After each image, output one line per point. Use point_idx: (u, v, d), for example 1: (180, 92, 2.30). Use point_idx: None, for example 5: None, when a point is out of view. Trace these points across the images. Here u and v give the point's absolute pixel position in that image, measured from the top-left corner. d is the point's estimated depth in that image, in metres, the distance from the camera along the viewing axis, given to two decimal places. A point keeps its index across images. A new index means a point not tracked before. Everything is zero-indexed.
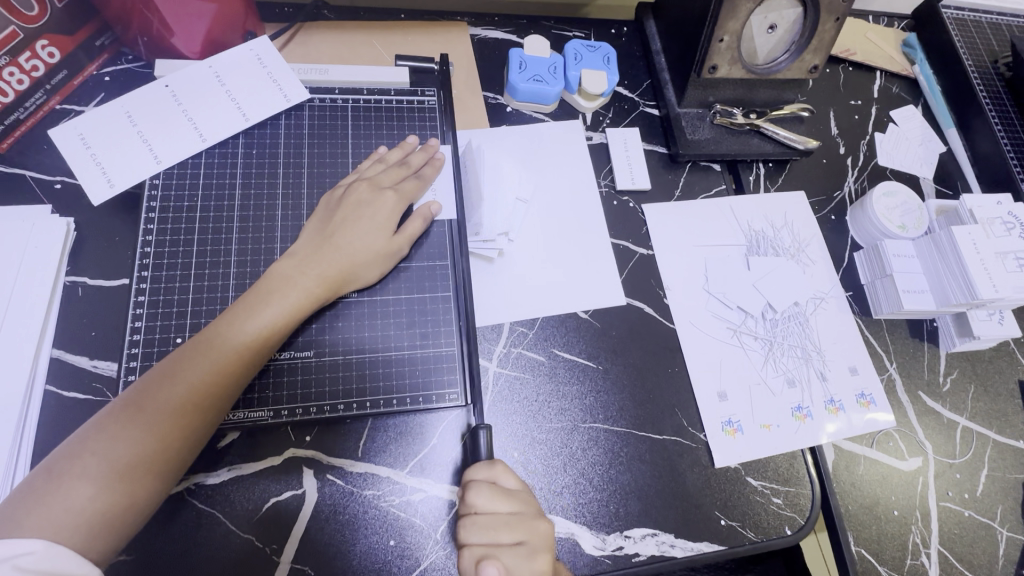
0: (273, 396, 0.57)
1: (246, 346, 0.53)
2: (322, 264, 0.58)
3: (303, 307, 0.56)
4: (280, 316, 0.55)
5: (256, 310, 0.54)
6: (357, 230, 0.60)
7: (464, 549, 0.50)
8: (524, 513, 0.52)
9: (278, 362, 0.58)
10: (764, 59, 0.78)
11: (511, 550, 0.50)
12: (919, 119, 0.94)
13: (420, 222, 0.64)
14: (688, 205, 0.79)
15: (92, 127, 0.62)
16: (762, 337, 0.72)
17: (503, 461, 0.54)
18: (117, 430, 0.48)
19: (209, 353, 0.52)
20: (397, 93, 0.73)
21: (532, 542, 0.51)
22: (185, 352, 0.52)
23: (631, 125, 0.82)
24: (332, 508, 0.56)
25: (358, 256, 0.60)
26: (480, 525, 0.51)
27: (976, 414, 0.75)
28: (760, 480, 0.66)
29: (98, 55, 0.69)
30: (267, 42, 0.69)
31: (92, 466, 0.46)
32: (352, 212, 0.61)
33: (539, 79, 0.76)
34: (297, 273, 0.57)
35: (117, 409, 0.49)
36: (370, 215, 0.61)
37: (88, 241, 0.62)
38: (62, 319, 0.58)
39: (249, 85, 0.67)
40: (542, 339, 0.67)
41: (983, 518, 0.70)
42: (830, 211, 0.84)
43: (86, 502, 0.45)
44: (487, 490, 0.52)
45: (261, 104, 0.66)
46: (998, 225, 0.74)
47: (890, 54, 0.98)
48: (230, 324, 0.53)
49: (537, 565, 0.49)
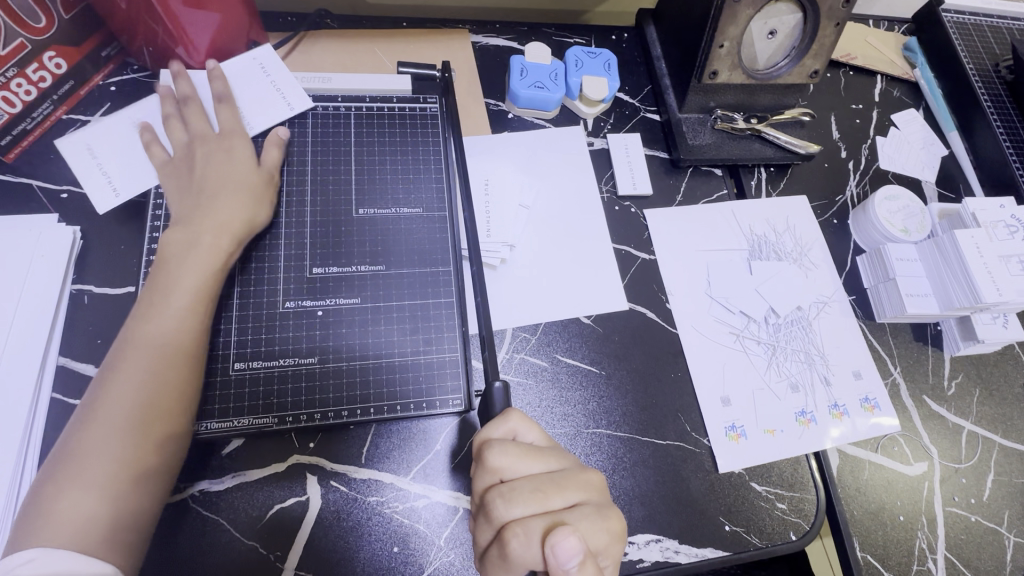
0: (224, 396, 0.56)
1: (172, 330, 0.53)
2: (219, 228, 0.58)
3: (215, 270, 0.57)
4: (195, 292, 0.55)
5: (171, 292, 0.55)
6: (221, 166, 0.61)
7: (513, 524, 0.42)
8: (565, 468, 0.46)
9: (222, 370, 0.57)
10: (764, 65, 0.79)
11: (571, 511, 0.44)
12: (920, 122, 0.94)
13: (276, 149, 0.65)
14: (690, 210, 0.79)
15: (98, 137, 0.63)
16: (765, 342, 0.72)
17: (517, 413, 0.49)
18: (84, 442, 0.48)
19: (137, 349, 0.52)
20: (399, 100, 0.73)
21: (592, 497, 0.45)
22: (118, 358, 0.52)
23: (631, 131, 0.82)
24: (336, 514, 0.56)
25: (252, 218, 0.60)
26: (526, 489, 0.44)
27: (981, 418, 0.75)
28: (764, 485, 0.66)
29: (104, 65, 0.70)
30: (270, 50, 0.70)
31: (76, 480, 0.47)
32: (202, 164, 0.61)
33: (540, 86, 0.77)
34: (194, 242, 0.57)
35: (79, 425, 0.50)
36: (206, 166, 0.61)
37: (93, 249, 0.62)
38: (67, 327, 0.59)
39: (252, 94, 0.68)
40: (544, 344, 0.67)
41: (989, 523, 0.69)
42: (832, 215, 0.84)
43: (85, 511, 0.46)
44: (514, 448, 0.46)
45: (264, 113, 0.67)
46: (1002, 228, 0.74)
47: (891, 58, 0.98)
48: (151, 316, 0.54)
49: (603, 519, 0.44)
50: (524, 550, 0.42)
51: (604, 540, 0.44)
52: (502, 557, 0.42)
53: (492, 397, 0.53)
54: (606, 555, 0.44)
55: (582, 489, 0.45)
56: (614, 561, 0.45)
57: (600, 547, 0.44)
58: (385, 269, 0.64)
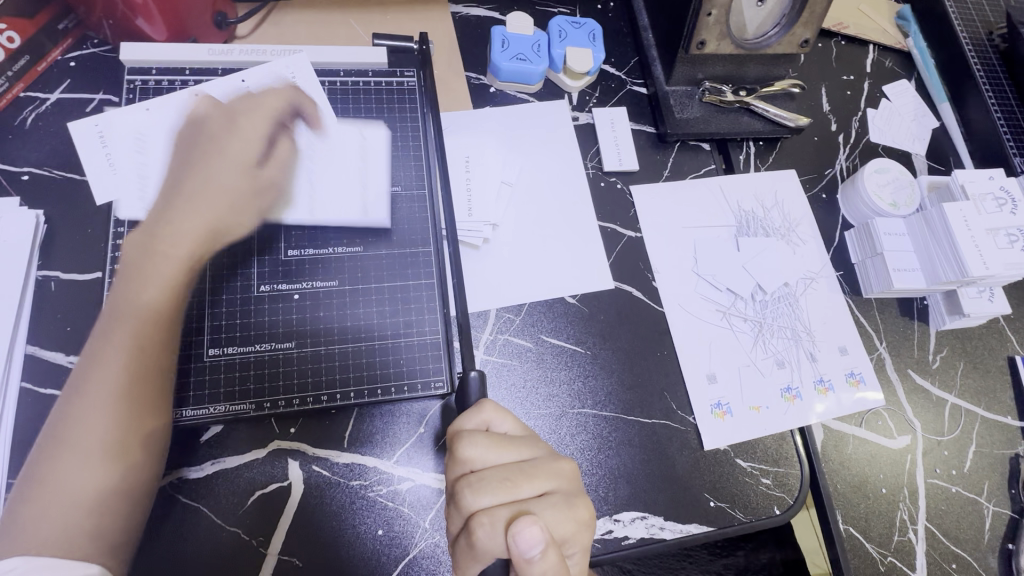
0: (195, 384, 0.55)
1: (149, 310, 0.56)
2: (180, 233, 0.58)
3: (178, 281, 0.57)
4: (176, 267, 0.57)
5: (147, 278, 0.57)
6: (217, 167, 0.60)
7: (479, 513, 0.42)
8: (535, 457, 0.46)
9: (198, 352, 0.55)
10: (754, 34, 0.76)
11: (539, 500, 0.43)
12: (912, 93, 0.93)
13: (289, 151, 0.63)
14: (677, 186, 0.77)
15: (112, 124, 0.61)
16: (751, 319, 0.72)
17: (490, 404, 0.48)
18: (71, 427, 0.52)
19: (122, 323, 0.56)
20: (375, 74, 0.71)
21: (560, 486, 0.45)
22: (105, 333, 0.55)
23: (618, 105, 0.80)
24: (318, 498, 0.55)
25: (230, 221, 0.59)
26: (494, 479, 0.43)
27: (964, 391, 0.75)
28: (749, 461, 0.66)
29: (62, 39, 0.66)
30: (304, 57, 0.67)
31: (72, 453, 0.50)
32: (213, 145, 0.61)
33: (522, 57, 0.74)
34: (159, 247, 0.57)
35: (74, 406, 0.53)
36: (222, 157, 0.61)
37: (59, 234, 0.60)
38: (35, 314, 0.57)
39: (179, 126, 0.62)
40: (527, 325, 0.66)
41: (969, 493, 0.70)
42: (821, 189, 0.83)
43: (70, 490, 0.49)
44: (484, 439, 0.45)
45: (189, 154, 0.61)
46: (990, 201, 0.73)
47: (884, 27, 0.96)
48: (130, 292, 0.56)
49: (571, 508, 0.44)
50: (489, 538, 0.42)
51: (571, 529, 0.44)
52: (468, 547, 0.42)
53: (468, 387, 0.52)
54: (573, 543, 0.44)
55: (552, 477, 0.45)
56: (582, 548, 0.45)
57: (566, 536, 0.44)
58: (363, 249, 0.62)
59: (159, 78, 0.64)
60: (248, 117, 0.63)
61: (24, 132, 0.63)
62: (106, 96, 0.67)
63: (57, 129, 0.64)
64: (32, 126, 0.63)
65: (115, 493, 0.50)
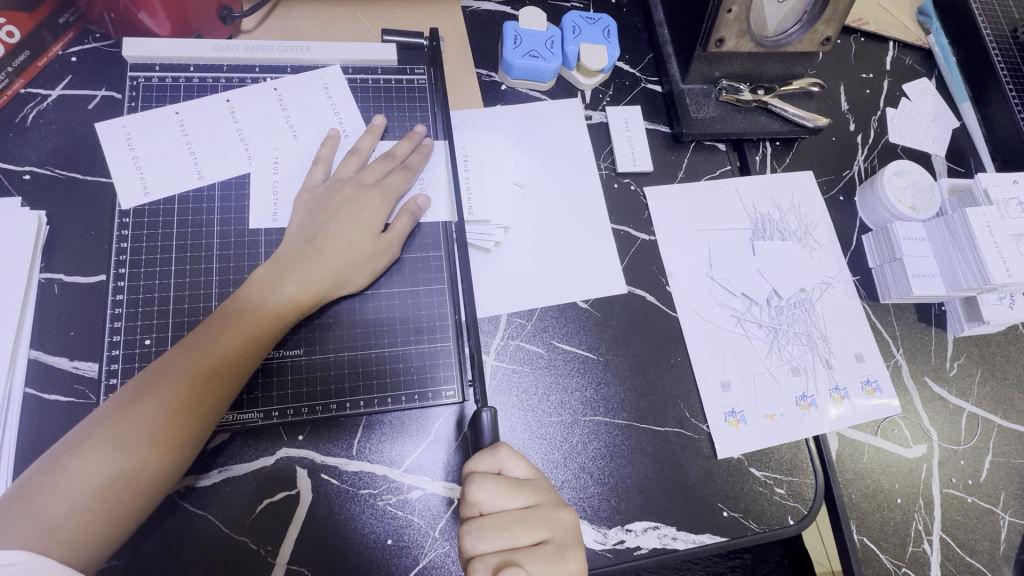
0: (250, 391, 0.55)
1: (262, 321, 0.53)
2: (324, 267, 0.56)
3: (286, 313, 0.54)
4: (292, 301, 0.54)
5: (279, 283, 0.54)
6: (344, 231, 0.57)
7: (475, 559, 0.45)
8: (539, 505, 0.47)
9: (266, 362, 0.56)
10: (774, 31, 0.74)
11: (533, 550, 0.45)
12: (932, 92, 0.90)
13: (408, 219, 0.61)
14: (691, 187, 0.75)
15: (139, 123, 0.61)
16: (766, 325, 0.70)
17: (507, 448, 0.48)
18: (126, 409, 0.47)
19: (234, 321, 0.52)
20: (385, 71, 0.69)
21: (558, 536, 0.46)
22: (210, 323, 0.52)
23: (632, 103, 0.78)
24: (326, 508, 0.55)
25: (351, 265, 0.57)
26: (494, 527, 0.45)
27: (981, 400, 0.74)
28: (762, 471, 0.65)
29: (63, 33, 0.65)
30: (337, 70, 0.67)
31: (109, 440, 0.46)
32: (336, 215, 0.58)
33: (535, 54, 0.72)
34: (287, 275, 0.55)
35: (142, 385, 0.49)
36: (353, 218, 0.58)
37: (62, 235, 0.59)
38: (39, 319, 0.56)
39: (211, 133, 0.62)
40: (540, 330, 0.65)
41: (985, 504, 0.69)
42: (839, 191, 0.81)
43: (92, 478, 0.45)
44: (493, 485, 0.46)
45: (219, 161, 0.61)
46: (1014, 206, 0.71)
47: (905, 23, 0.93)
48: (249, 299, 0.53)
49: (561, 561, 0.45)
50: None
51: None
52: None
53: (481, 426, 0.49)
54: None
55: (549, 527, 0.46)
56: None
57: None
58: None
59: (162, 75, 0.63)
60: (382, 193, 0.60)
61: (26, 129, 0.62)
62: (107, 93, 0.65)
63: (58, 126, 0.62)
64: (33, 124, 0.62)
65: (132, 498, 0.46)
